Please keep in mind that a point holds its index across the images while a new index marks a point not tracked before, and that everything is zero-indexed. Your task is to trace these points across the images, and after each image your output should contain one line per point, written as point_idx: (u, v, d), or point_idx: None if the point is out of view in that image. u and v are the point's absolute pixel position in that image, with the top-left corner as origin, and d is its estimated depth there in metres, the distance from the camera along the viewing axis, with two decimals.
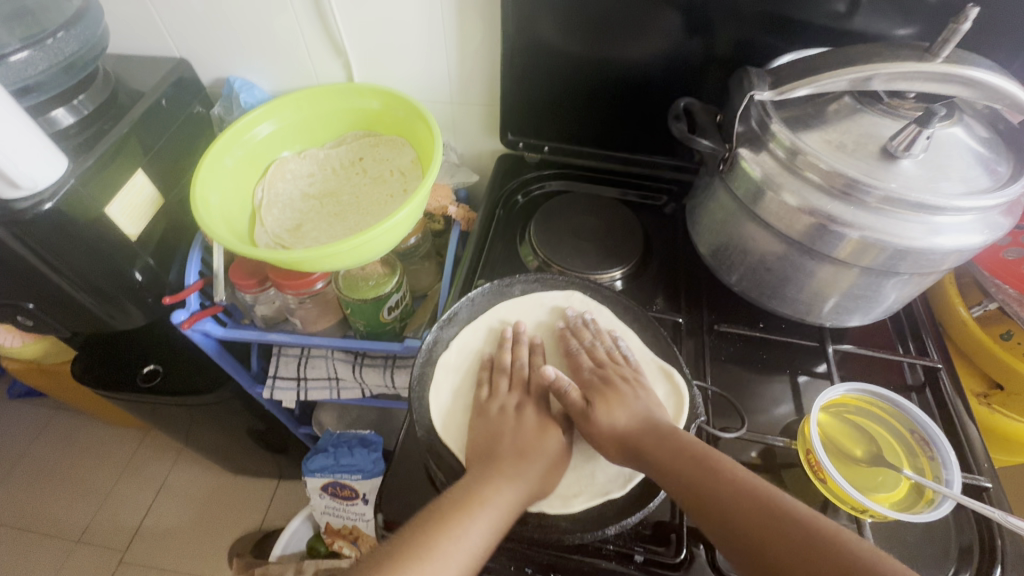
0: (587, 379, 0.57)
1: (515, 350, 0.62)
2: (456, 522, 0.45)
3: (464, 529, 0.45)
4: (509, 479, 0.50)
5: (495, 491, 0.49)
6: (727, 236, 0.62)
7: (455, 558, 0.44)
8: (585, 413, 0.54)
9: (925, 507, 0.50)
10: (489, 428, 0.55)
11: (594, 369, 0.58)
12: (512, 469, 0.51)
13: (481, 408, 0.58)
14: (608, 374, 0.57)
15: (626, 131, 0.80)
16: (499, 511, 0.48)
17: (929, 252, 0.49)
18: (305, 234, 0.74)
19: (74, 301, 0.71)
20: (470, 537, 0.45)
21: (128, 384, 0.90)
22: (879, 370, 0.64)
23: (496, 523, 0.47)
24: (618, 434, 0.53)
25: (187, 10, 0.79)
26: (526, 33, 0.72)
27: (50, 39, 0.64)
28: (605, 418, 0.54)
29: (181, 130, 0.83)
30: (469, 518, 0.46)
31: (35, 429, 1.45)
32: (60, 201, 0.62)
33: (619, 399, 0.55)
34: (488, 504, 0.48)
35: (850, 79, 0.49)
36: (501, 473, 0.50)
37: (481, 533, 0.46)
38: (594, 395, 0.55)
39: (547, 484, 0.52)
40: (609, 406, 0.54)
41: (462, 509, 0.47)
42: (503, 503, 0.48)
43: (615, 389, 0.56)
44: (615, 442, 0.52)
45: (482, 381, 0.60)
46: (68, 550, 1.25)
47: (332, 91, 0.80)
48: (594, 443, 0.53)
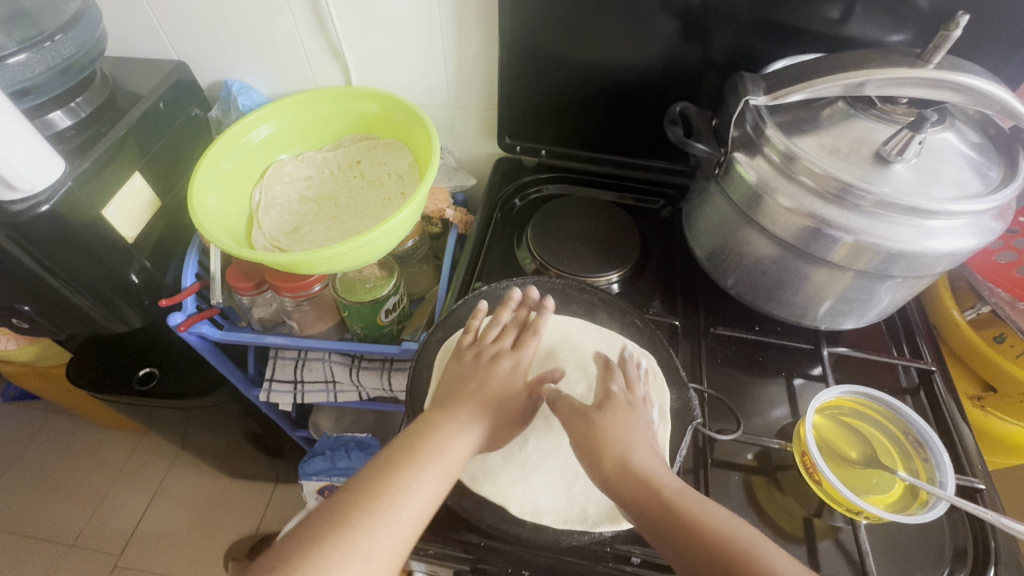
0: (610, 392, 0.52)
1: (513, 312, 0.61)
2: (407, 473, 0.45)
3: (414, 478, 0.45)
4: (459, 426, 0.50)
5: (446, 437, 0.49)
6: (723, 240, 0.62)
7: (404, 511, 0.43)
8: (587, 416, 0.49)
9: (919, 508, 0.50)
10: (465, 377, 0.55)
11: (619, 391, 0.53)
12: (467, 412, 0.51)
13: (459, 353, 0.57)
14: (631, 399, 0.52)
15: (622, 135, 0.81)
16: (448, 459, 0.48)
17: (923, 255, 0.49)
18: (303, 237, 0.74)
19: (70, 304, 0.71)
20: (420, 487, 0.45)
21: (123, 387, 0.90)
22: (873, 373, 0.65)
23: (446, 470, 0.47)
24: (621, 452, 0.47)
25: (185, 13, 0.79)
26: (523, 38, 0.72)
27: (49, 42, 0.64)
28: (613, 433, 0.48)
29: (179, 132, 0.83)
30: (422, 467, 0.46)
31: (30, 432, 1.44)
32: (56, 203, 0.62)
33: (631, 415, 0.50)
34: (440, 454, 0.47)
35: (844, 85, 0.50)
36: (454, 419, 0.50)
37: (432, 482, 0.46)
38: (608, 407, 0.50)
39: (497, 440, 0.54)
40: (620, 422, 0.49)
41: (415, 458, 0.46)
42: (455, 452, 0.48)
43: (633, 410, 0.50)
44: (617, 468, 0.46)
45: (469, 330, 0.59)
46: (62, 555, 1.24)
47: (331, 95, 0.80)
48: (596, 468, 0.47)
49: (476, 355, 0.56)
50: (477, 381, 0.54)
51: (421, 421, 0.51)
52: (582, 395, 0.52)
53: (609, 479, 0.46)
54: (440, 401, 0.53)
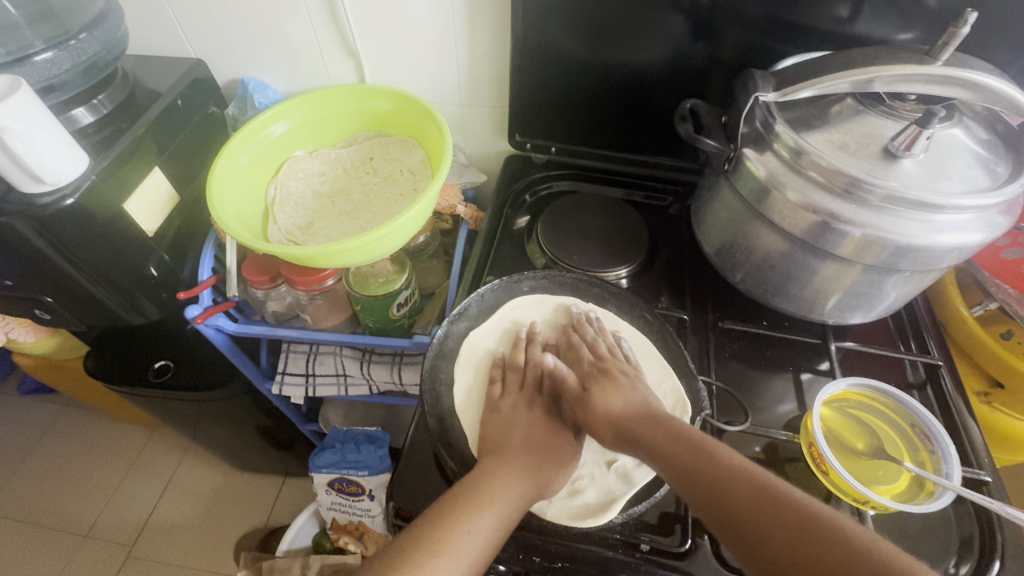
0: (586, 370, 0.60)
1: (528, 349, 0.65)
2: (467, 515, 0.46)
3: (476, 522, 0.46)
4: (518, 478, 0.51)
5: (505, 481, 0.50)
6: (732, 235, 0.63)
7: (466, 555, 0.44)
8: (581, 398, 0.57)
9: (925, 498, 0.51)
10: (501, 424, 0.57)
11: (593, 362, 0.60)
12: (523, 466, 0.52)
13: (492, 406, 0.60)
14: (607, 366, 0.59)
15: (631, 133, 0.82)
16: (509, 505, 0.48)
17: (930, 249, 0.50)
18: (317, 231, 0.75)
19: (91, 295, 0.73)
20: (482, 531, 0.46)
21: (139, 379, 0.92)
22: (880, 367, 0.65)
23: (505, 517, 0.48)
24: (609, 416, 0.55)
25: (203, 12, 0.81)
26: (535, 36, 0.73)
27: (74, 40, 0.66)
28: (601, 403, 0.56)
29: (197, 129, 0.84)
30: (480, 512, 0.46)
31: (44, 425, 1.47)
32: (81, 196, 0.64)
33: (617, 388, 0.56)
34: (498, 500, 0.48)
35: (853, 81, 0.50)
36: (513, 468, 0.51)
37: (492, 525, 0.46)
38: (590, 383, 0.58)
39: (557, 483, 0.55)
40: (606, 394, 0.56)
41: (474, 503, 0.47)
42: (513, 499, 0.49)
43: (613, 378, 0.57)
44: (607, 424, 0.54)
45: (494, 378, 0.62)
46: (76, 545, 1.26)
47: (345, 92, 0.82)
48: (592, 428, 0.55)
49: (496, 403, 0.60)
50: (512, 429, 0.56)
51: (483, 466, 0.51)
52: (570, 376, 0.59)
53: (607, 438, 0.54)
54: (493, 450, 0.54)
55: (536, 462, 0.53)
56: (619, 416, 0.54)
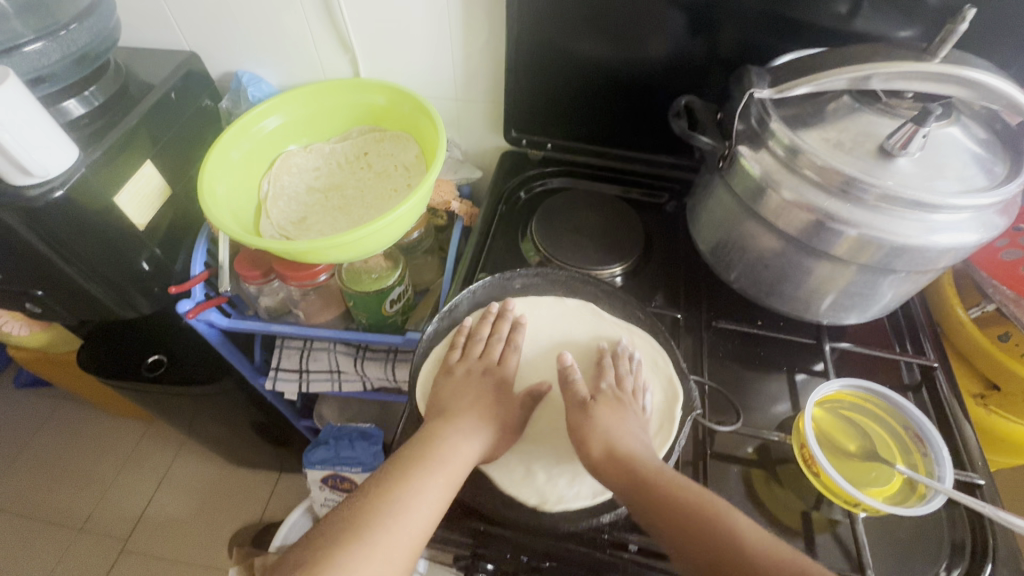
0: (601, 388, 0.58)
1: (496, 325, 0.64)
2: (416, 478, 0.48)
3: (423, 484, 0.48)
4: (462, 433, 0.54)
5: (450, 444, 0.52)
6: (727, 233, 0.62)
7: (415, 515, 0.46)
8: (584, 406, 0.56)
9: (917, 502, 0.50)
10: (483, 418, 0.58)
11: (612, 387, 0.59)
12: (470, 422, 0.55)
13: (447, 370, 0.61)
14: (621, 394, 0.58)
15: (627, 128, 0.81)
16: (454, 465, 0.51)
17: (926, 250, 0.49)
18: (310, 226, 0.75)
19: (81, 289, 0.72)
20: (429, 493, 0.48)
21: (131, 373, 0.91)
22: (876, 369, 0.65)
23: (452, 478, 0.50)
24: (608, 437, 0.53)
25: (197, 5, 0.80)
26: (530, 30, 0.73)
27: (63, 31, 0.66)
28: (604, 419, 0.54)
29: (190, 122, 0.84)
30: (428, 473, 0.49)
31: (41, 417, 1.47)
32: (70, 189, 0.64)
33: (623, 411, 0.56)
34: (444, 461, 0.50)
35: (849, 78, 0.50)
36: (456, 429, 0.54)
37: (439, 484, 0.49)
38: (599, 398, 0.57)
39: (498, 446, 0.57)
40: (612, 414, 0.55)
41: (424, 463, 0.49)
42: (458, 458, 0.51)
43: (622, 402, 0.57)
44: (604, 450, 0.52)
45: (454, 345, 0.63)
46: (70, 539, 1.26)
47: (339, 86, 0.81)
48: (587, 448, 0.53)
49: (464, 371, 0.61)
50: (471, 396, 0.58)
51: (426, 432, 0.54)
52: (580, 381, 0.59)
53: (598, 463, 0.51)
54: (441, 413, 0.56)
55: (479, 420, 0.56)
56: (620, 445, 0.52)
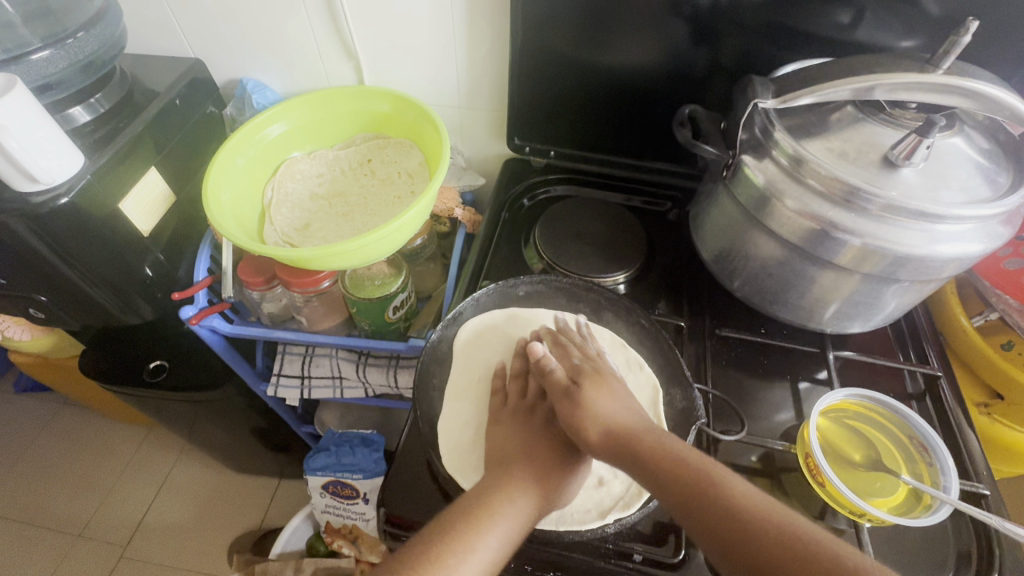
0: (577, 366, 0.58)
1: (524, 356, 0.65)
2: (468, 537, 0.45)
3: (476, 541, 0.45)
4: (523, 491, 0.50)
5: (506, 497, 0.49)
6: (731, 241, 0.62)
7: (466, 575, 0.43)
8: (571, 393, 0.55)
9: (923, 512, 0.50)
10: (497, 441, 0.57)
11: (580, 359, 0.60)
12: (532, 476, 0.52)
13: (494, 417, 0.60)
14: (596, 365, 0.59)
15: (629, 136, 0.81)
16: (511, 525, 0.47)
17: (930, 259, 0.49)
18: (313, 233, 0.75)
19: (85, 295, 0.73)
20: (482, 552, 0.45)
21: (133, 379, 0.91)
22: (880, 378, 0.65)
23: (508, 535, 0.47)
24: (601, 418, 0.52)
25: (203, 12, 0.81)
26: (533, 38, 0.73)
27: (71, 39, 0.66)
28: (595, 400, 0.54)
29: (195, 129, 0.84)
30: (482, 532, 0.46)
31: (40, 422, 1.47)
32: (76, 196, 0.64)
33: (608, 388, 0.55)
34: (500, 517, 0.47)
35: (853, 89, 0.50)
36: (516, 482, 0.51)
37: (495, 540, 0.46)
38: (584, 379, 0.56)
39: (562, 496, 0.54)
40: (598, 392, 0.55)
41: (479, 522, 0.46)
42: (517, 517, 0.48)
43: (603, 377, 0.57)
44: (602, 436, 0.51)
45: (495, 390, 0.63)
46: (69, 545, 1.25)
47: (343, 93, 0.82)
48: (585, 440, 0.51)
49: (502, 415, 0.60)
50: (520, 439, 0.55)
51: (482, 485, 0.51)
52: (558, 368, 0.58)
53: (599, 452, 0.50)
54: (501, 464, 0.53)
55: (547, 474, 0.52)
56: (624, 433, 0.50)
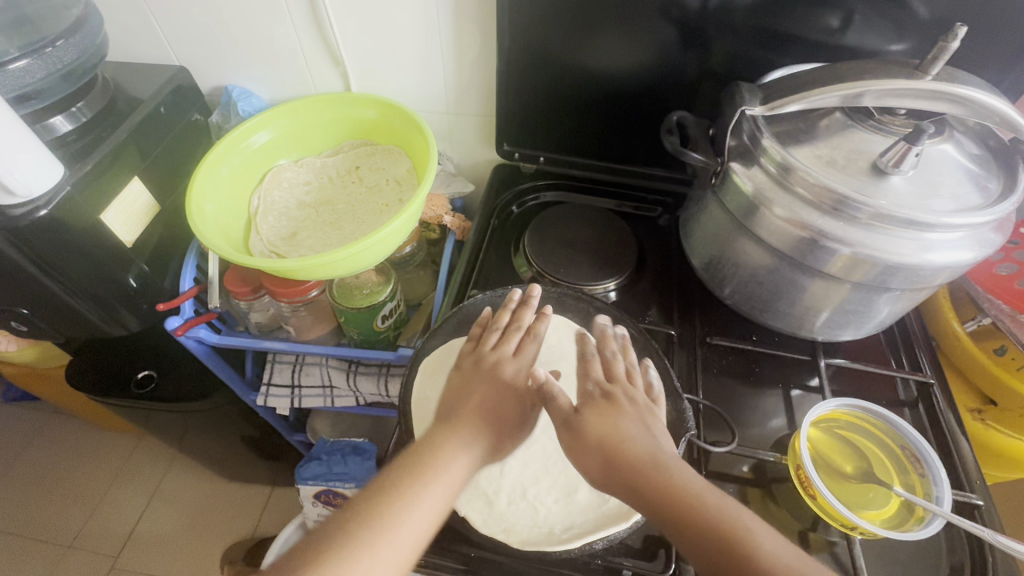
0: (589, 390, 0.52)
1: (517, 313, 0.60)
2: (412, 489, 0.45)
3: (420, 497, 0.45)
4: (461, 443, 0.49)
5: (449, 454, 0.48)
6: (720, 249, 0.62)
7: (410, 527, 0.43)
8: (569, 420, 0.49)
9: (915, 525, 0.49)
10: (463, 381, 0.55)
11: (601, 383, 0.52)
12: (468, 430, 0.50)
13: (460, 357, 0.58)
14: (613, 391, 0.51)
15: (620, 141, 0.81)
16: (453, 476, 0.47)
17: (921, 268, 0.49)
18: (300, 242, 0.74)
19: (68, 307, 0.71)
20: (425, 505, 0.45)
21: (120, 390, 0.90)
22: (872, 385, 0.64)
23: (449, 488, 0.46)
24: (613, 448, 0.46)
25: (187, 19, 0.80)
26: (521, 42, 0.72)
27: (50, 48, 0.65)
28: (596, 425, 0.48)
29: (180, 136, 0.83)
30: (425, 486, 0.46)
31: (30, 433, 1.45)
32: (55, 208, 0.63)
33: (618, 415, 0.49)
34: (442, 471, 0.47)
35: (841, 96, 0.49)
36: (454, 436, 0.50)
37: (438, 498, 0.45)
38: (589, 404, 0.50)
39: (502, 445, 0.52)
40: (604, 417, 0.49)
41: (420, 475, 0.46)
42: (457, 468, 0.48)
43: (617, 404, 0.50)
44: (601, 465, 0.46)
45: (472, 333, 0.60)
46: (60, 556, 1.24)
47: (329, 100, 0.81)
48: (577, 456, 0.47)
49: (476, 361, 0.56)
50: (475, 391, 0.53)
51: (423, 437, 0.50)
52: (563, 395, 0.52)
53: (593, 474, 0.46)
54: (441, 416, 0.52)
55: (481, 426, 0.51)
56: (619, 451, 0.46)
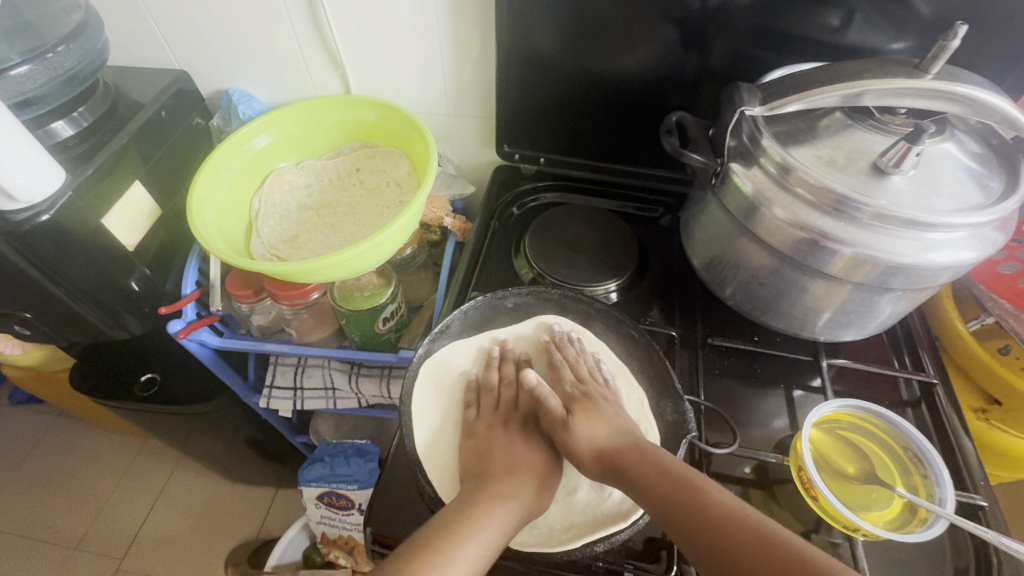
0: (568, 393, 0.60)
1: (501, 368, 0.65)
2: (448, 545, 0.45)
3: (457, 552, 0.45)
4: (498, 500, 0.51)
5: (484, 512, 0.49)
6: (721, 250, 0.61)
7: None
8: (564, 422, 0.56)
9: (918, 526, 0.49)
10: (478, 448, 0.58)
11: (575, 385, 0.61)
12: (504, 486, 0.52)
13: (469, 429, 0.60)
14: (588, 389, 0.60)
15: (620, 142, 0.81)
16: (490, 533, 0.48)
17: (923, 268, 0.48)
18: (301, 245, 0.74)
19: (71, 311, 0.72)
20: (463, 560, 0.45)
21: (123, 393, 0.90)
22: (876, 385, 0.64)
23: (489, 546, 0.47)
24: (592, 446, 0.54)
25: (187, 23, 0.80)
26: (520, 44, 0.72)
27: (51, 53, 0.65)
28: (585, 429, 0.56)
29: (181, 141, 0.83)
30: (462, 542, 0.46)
31: (36, 435, 1.46)
32: (56, 213, 0.63)
33: (599, 413, 0.57)
34: (478, 528, 0.47)
35: (841, 95, 0.49)
36: (493, 494, 0.51)
37: (475, 554, 0.46)
38: (574, 407, 0.58)
39: (540, 501, 0.54)
40: (588, 418, 0.56)
41: (457, 532, 0.46)
42: (494, 526, 0.48)
43: (595, 403, 0.58)
44: (593, 457, 0.54)
45: (469, 402, 0.63)
46: (66, 558, 1.25)
47: (329, 103, 0.81)
48: (576, 460, 0.54)
49: (488, 425, 0.60)
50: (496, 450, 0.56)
51: (459, 500, 0.51)
52: (552, 396, 0.59)
53: (590, 468, 0.53)
54: (474, 478, 0.54)
55: (520, 477, 0.54)
56: (626, 460, 0.51)
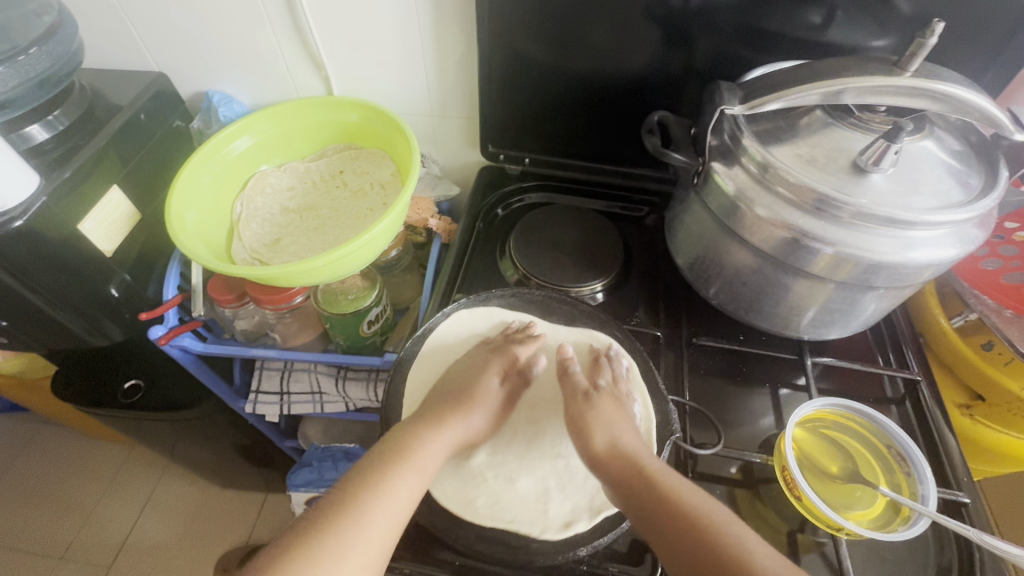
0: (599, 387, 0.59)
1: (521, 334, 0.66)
2: (388, 473, 0.49)
3: (395, 479, 0.49)
4: (431, 429, 0.55)
5: (420, 439, 0.54)
6: (704, 249, 0.61)
7: (388, 510, 0.48)
8: (583, 399, 0.58)
9: (901, 525, 0.49)
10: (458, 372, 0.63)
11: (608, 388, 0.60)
12: (441, 417, 0.56)
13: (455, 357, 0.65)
14: (619, 391, 0.59)
15: (605, 141, 0.80)
16: (425, 462, 0.52)
17: (904, 266, 0.48)
18: (283, 248, 0.73)
19: (48, 319, 0.70)
20: (401, 487, 0.49)
21: (106, 400, 0.89)
22: (861, 382, 0.64)
23: (421, 471, 0.51)
24: (608, 432, 0.55)
25: (164, 24, 0.79)
26: (503, 43, 0.71)
27: (22, 56, 0.64)
28: (606, 416, 0.56)
29: (160, 144, 0.82)
30: (400, 471, 0.50)
31: (20, 444, 1.44)
32: (31, 219, 0.62)
33: (621, 407, 0.57)
34: (416, 457, 0.52)
35: (821, 93, 0.48)
36: (426, 421, 0.55)
37: (412, 482, 0.50)
38: (599, 394, 0.58)
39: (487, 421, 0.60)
40: (611, 408, 0.57)
41: (395, 461, 0.51)
42: (429, 454, 0.53)
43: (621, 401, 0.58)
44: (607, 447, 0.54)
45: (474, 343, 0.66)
46: (53, 568, 1.23)
47: (311, 104, 0.80)
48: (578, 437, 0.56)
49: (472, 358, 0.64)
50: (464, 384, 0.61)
51: (398, 428, 0.55)
52: (580, 375, 0.61)
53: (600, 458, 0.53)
54: (415, 412, 0.58)
55: (460, 411, 0.58)
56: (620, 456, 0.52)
